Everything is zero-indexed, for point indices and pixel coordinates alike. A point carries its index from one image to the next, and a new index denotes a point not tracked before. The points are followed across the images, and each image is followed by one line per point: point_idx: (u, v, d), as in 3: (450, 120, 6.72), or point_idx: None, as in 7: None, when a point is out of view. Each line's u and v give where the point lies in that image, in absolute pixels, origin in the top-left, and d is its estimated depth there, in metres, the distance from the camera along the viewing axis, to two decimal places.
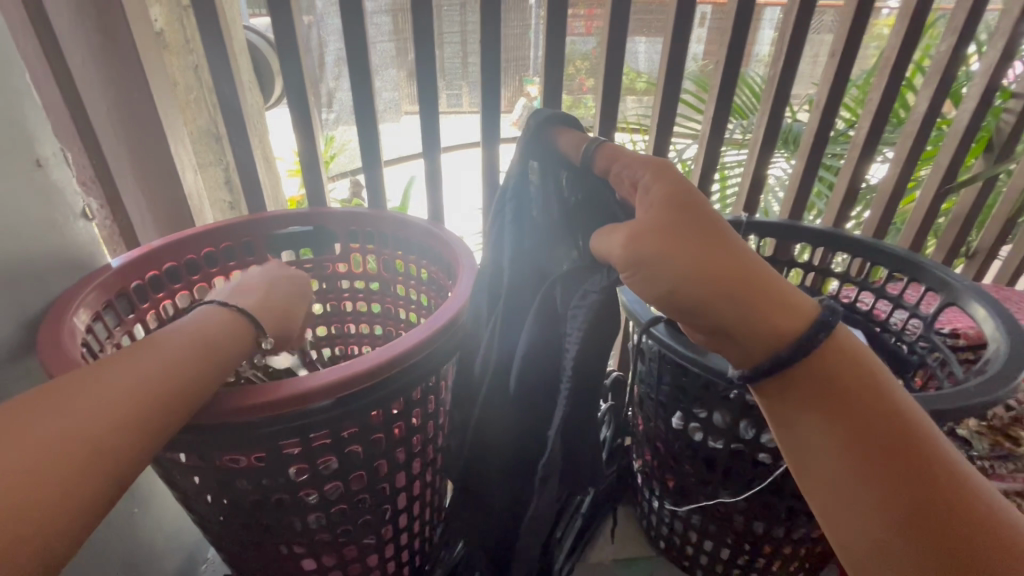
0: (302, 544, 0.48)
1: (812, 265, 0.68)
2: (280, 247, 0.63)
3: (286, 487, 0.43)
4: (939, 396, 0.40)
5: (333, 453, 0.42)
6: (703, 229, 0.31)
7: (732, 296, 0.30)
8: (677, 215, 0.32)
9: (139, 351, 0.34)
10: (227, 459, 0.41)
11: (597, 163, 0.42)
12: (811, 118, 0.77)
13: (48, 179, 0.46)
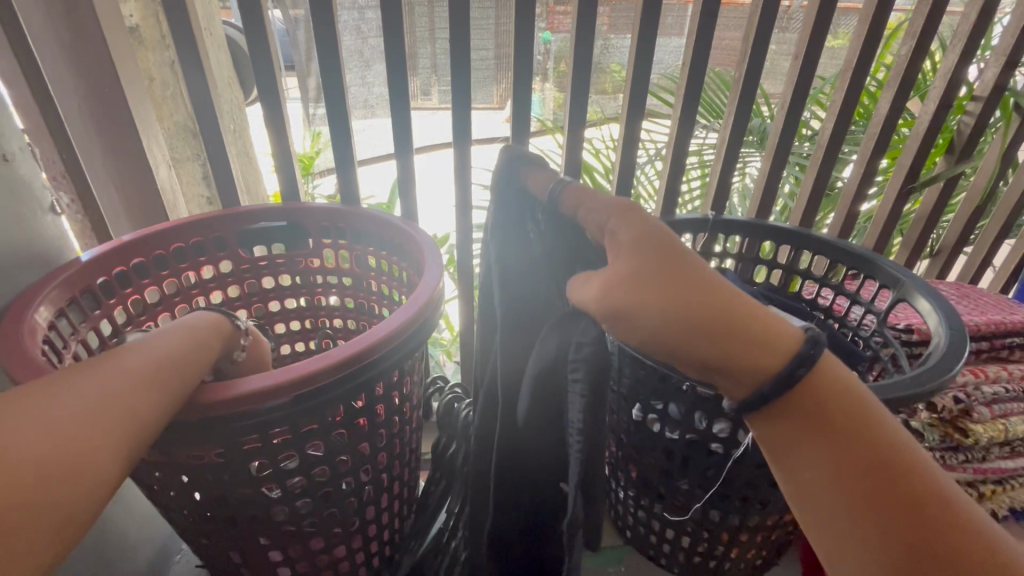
0: (269, 535, 0.49)
1: (777, 263, 0.70)
2: (251, 242, 0.64)
3: (251, 481, 0.44)
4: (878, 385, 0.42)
5: (294, 447, 0.43)
6: (679, 276, 0.34)
7: (712, 337, 0.33)
8: (649, 259, 0.35)
9: (101, 357, 0.35)
10: (188, 455, 0.42)
11: (566, 199, 0.45)
12: (777, 118, 0.79)
13: (14, 173, 0.46)
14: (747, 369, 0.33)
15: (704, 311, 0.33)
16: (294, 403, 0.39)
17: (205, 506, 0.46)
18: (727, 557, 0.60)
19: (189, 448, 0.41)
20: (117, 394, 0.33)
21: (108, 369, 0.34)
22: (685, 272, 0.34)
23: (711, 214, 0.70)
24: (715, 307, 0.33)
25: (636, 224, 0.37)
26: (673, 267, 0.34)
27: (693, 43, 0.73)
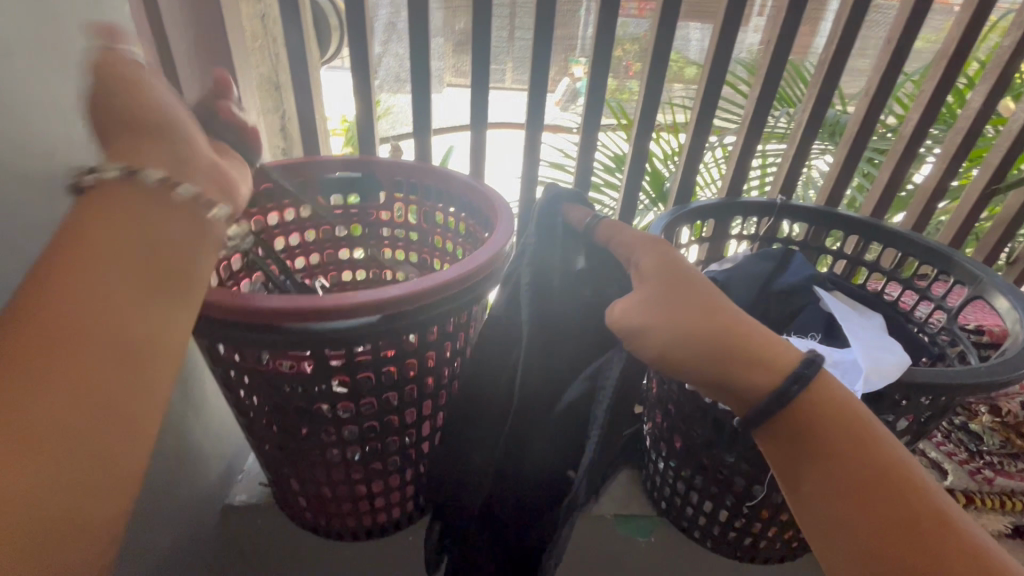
0: (336, 452, 0.52)
1: (843, 254, 0.68)
2: (329, 190, 0.67)
3: (328, 396, 0.47)
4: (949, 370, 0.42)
5: (372, 368, 0.45)
6: (689, 302, 0.38)
7: (718, 356, 0.37)
8: (666, 284, 0.40)
9: (92, 220, 0.30)
10: (274, 362, 0.45)
11: (601, 232, 0.49)
12: (858, 108, 0.77)
13: None
14: (752, 387, 0.36)
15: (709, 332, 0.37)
16: (386, 318, 0.42)
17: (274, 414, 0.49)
18: (765, 534, 0.61)
19: (280, 353, 0.44)
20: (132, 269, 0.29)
21: (109, 236, 0.29)
22: (696, 299, 0.38)
23: (780, 198, 0.69)
24: (728, 331, 0.37)
25: (657, 256, 0.42)
26: (695, 300, 0.38)
27: (779, 23, 0.71)
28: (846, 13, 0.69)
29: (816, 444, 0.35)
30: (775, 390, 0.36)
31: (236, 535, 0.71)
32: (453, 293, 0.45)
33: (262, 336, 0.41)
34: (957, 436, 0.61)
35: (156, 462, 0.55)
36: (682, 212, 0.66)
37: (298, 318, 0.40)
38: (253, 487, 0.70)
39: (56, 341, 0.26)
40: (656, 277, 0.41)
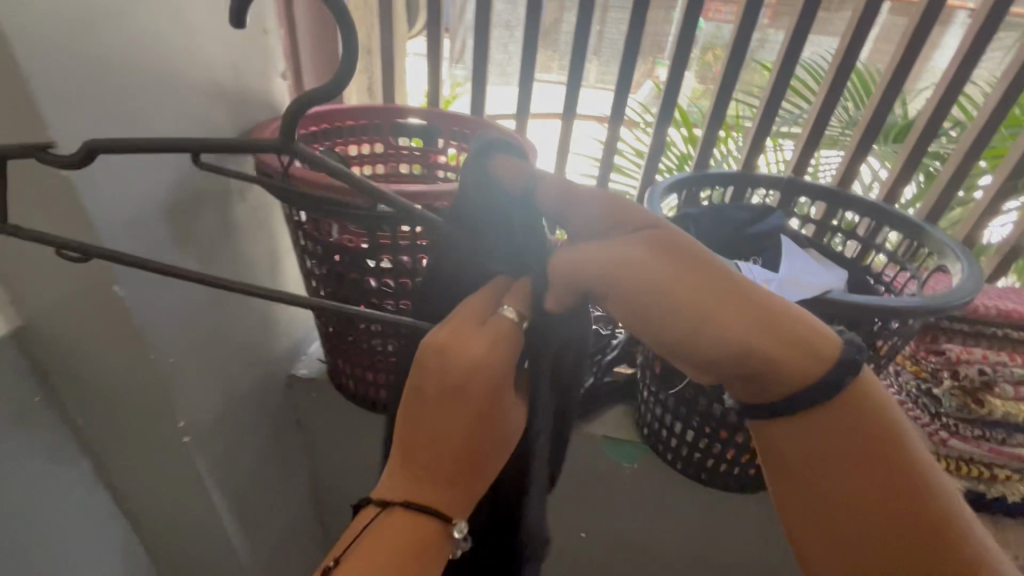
0: (378, 324, 0.68)
1: (853, 235, 0.73)
2: (399, 133, 0.82)
3: (374, 271, 0.62)
4: (873, 301, 0.50)
5: (409, 253, 0.59)
6: (711, 286, 0.37)
7: (752, 337, 0.36)
8: (658, 281, 0.37)
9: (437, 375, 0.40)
10: (341, 234, 0.61)
11: (551, 195, 0.40)
12: (879, 101, 0.81)
13: (267, 43, 0.66)
14: (798, 374, 0.37)
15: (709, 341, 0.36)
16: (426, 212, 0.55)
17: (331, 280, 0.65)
18: (724, 458, 0.70)
19: (347, 229, 0.60)
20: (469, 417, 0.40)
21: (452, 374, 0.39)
22: (689, 298, 0.37)
23: (789, 175, 0.76)
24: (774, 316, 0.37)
25: (641, 235, 0.39)
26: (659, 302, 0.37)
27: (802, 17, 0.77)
28: (868, 10, 0.74)
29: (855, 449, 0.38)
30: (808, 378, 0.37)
31: (299, 407, 0.88)
32: None
33: (333, 212, 0.55)
34: (920, 398, 0.67)
35: (250, 322, 0.72)
36: (697, 176, 0.75)
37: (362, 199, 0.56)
38: (314, 364, 0.87)
39: (431, 461, 0.41)
40: (640, 268, 0.37)
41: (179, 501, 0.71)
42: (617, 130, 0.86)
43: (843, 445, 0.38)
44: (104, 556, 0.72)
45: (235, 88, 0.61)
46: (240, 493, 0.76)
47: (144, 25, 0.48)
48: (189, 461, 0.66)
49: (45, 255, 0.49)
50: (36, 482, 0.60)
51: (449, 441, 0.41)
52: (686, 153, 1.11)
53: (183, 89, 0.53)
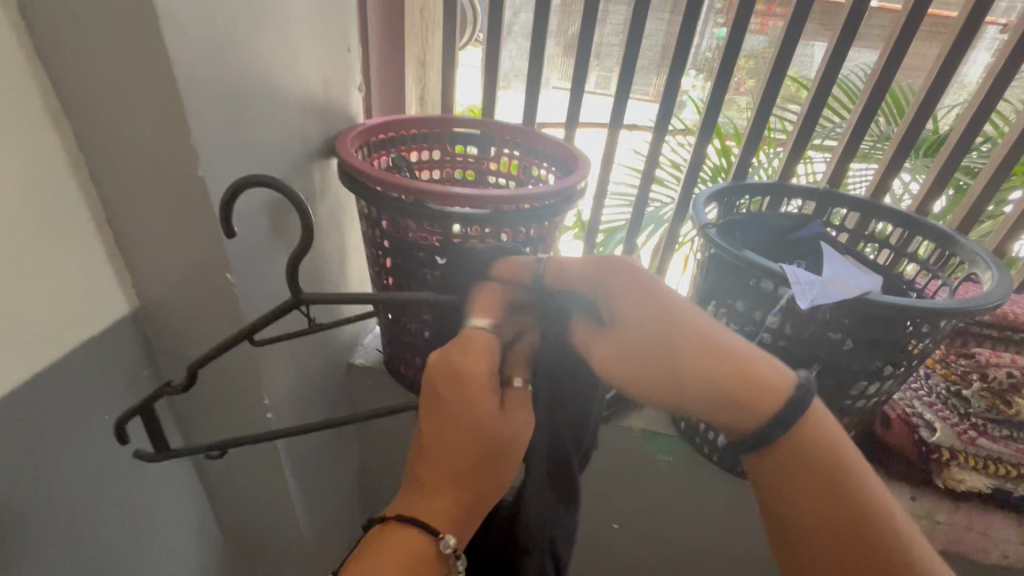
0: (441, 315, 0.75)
1: (886, 243, 0.78)
2: (456, 141, 0.88)
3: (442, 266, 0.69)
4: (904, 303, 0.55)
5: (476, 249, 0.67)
6: (677, 350, 0.46)
7: (712, 389, 0.46)
8: (632, 338, 0.47)
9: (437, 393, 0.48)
10: (416, 233, 0.68)
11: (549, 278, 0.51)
12: (912, 118, 0.86)
13: (349, 59, 0.73)
14: (754, 410, 0.47)
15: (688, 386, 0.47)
16: (494, 212, 0.63)
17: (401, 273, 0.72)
18: None
19: (421, 229, 0.67)
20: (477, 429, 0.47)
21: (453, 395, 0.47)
22: (652, 349, 0.47)
23: (823, 187, 0.81)
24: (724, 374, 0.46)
25: (617, 304, 0.48)
26: (645, 348, 0.47)
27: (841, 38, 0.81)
28: (904, 32, 0.79)
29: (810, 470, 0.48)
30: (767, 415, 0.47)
31: (354, 393, 0.95)
32: (539, 204, 0.66)
33: (416, 211, 0.64)
34: (949, 400, 0.71)
35: (320, 311, 0.79)
36: (736, 186, 0.80)
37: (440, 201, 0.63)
38: (369, 354, 0.93)
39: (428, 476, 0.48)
40: (625, 325, 0.48)
41: (252, 473, 0.78)
42: (658, 141, 0.92)
43: (799, 468, 0.48)
44: (183, 518, 0.80)
45: (322, 100, 0.68)
46: (304, 468, 0.83)
47: (263, 47, 0.55)
48: (267, 436, 0.72)
49: (167, 245, 0.56)
50: (137, 446, 0.68)
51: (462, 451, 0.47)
52: (720, 165, 1.15)
53: (285, 101, 0.60)
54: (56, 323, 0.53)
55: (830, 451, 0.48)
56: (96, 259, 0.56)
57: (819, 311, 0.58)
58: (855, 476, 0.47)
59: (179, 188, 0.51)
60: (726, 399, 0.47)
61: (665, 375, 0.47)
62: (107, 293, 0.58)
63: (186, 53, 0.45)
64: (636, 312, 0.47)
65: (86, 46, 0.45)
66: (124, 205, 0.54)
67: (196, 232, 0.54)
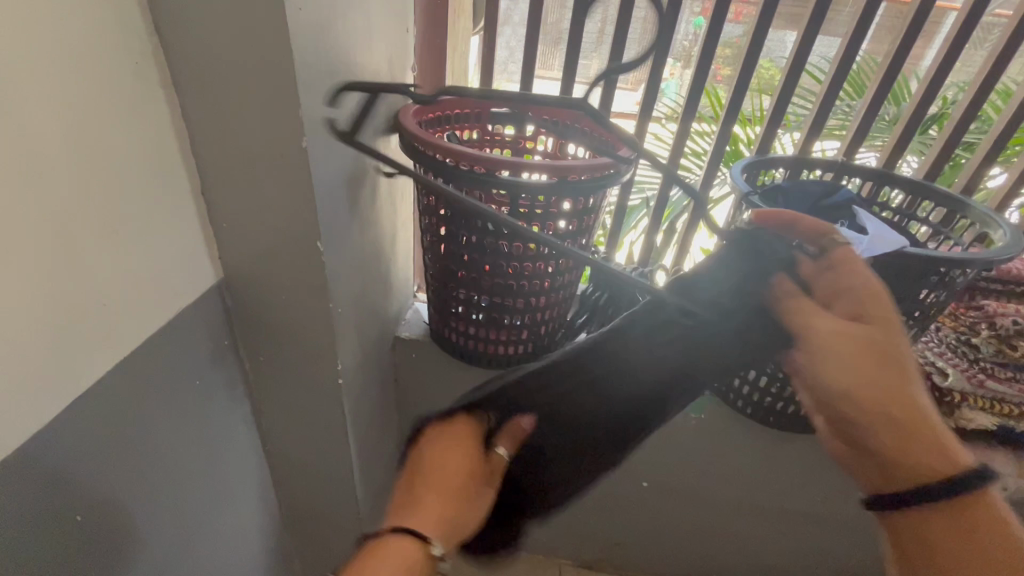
0: (499, 282, 0.80)
1: (899, 209, 0.85)
2: (497, 120, 0.92)
3: (503, 235, 0.74)
4: (931, 254, 0.62)
5: (538, 217, 0.72)
6: (888, 372, 0.47)
7: (906, 425, 0.48)
8: (874, 338, 0.48)
9: None
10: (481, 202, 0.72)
11: (834, 254, 0.53)
12: (918, 97, 0.94)
13: (407, 41, 0.76)
14: (925, 466, 0.48)
15: (885, 396, 0.47)
16: (559, 181, 0.68)
17: (462, 241, 0.77)
18: (791, 399, 0.81)
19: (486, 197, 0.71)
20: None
21: None
22: (881, 378, 0.47)
23: (841, 158, 0.88)
24: (919, 420, 0.48)
25: (860, 321, 0.49)
26: (881, 369, 0.47)
27: (857, 22, 0.88)
28: (914, 18, 0.86)
29: (971, 536, 0.47)
30: (946, 473, 0.47)
31: (399, 366, 0.99)
32: (597, 174, 0.71)
33: (484, 181, 0.68)
34: (960, 348, 0.78)
35: (378, 284, 0.82)
36: (760, 159, 0.87)
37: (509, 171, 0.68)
38: (415, 330, 0.97)
39: None
40: (871, 339, 0.48)
41: (317, 440, 0.82)
42: (687, 122, 0.98)
43: (962, 530, 0.48)
44: (250, 486, 0.83)
45: (388, 80, 0.71)
46: (362, 436, 0.87)
47: (350, 25, 0.58)
48: (336, 403, 0.76)
49: (260, 214, 0.59)
50: (218, 414, 0.71)
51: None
52: (736, 150, 1.20)
53: (363, 78, 0.63)
54: (158, 287, 0.56)
55: (996, 514, 0.48)
56: (192, 228, 0.59)
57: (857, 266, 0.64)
58: (1005, 541, 0.47)
59: (281, 158, 0.54)
60: (894, 438, 0.48)
61: (879, 382, 0.47)
62: (199, 261, 0.61)
63: (299, 26, 0.48)
64: (891, 324, 0.49)
65: (206, 23, 0.48)
66: (222, 175, 0.57)
67: (291, 201, 0.57)
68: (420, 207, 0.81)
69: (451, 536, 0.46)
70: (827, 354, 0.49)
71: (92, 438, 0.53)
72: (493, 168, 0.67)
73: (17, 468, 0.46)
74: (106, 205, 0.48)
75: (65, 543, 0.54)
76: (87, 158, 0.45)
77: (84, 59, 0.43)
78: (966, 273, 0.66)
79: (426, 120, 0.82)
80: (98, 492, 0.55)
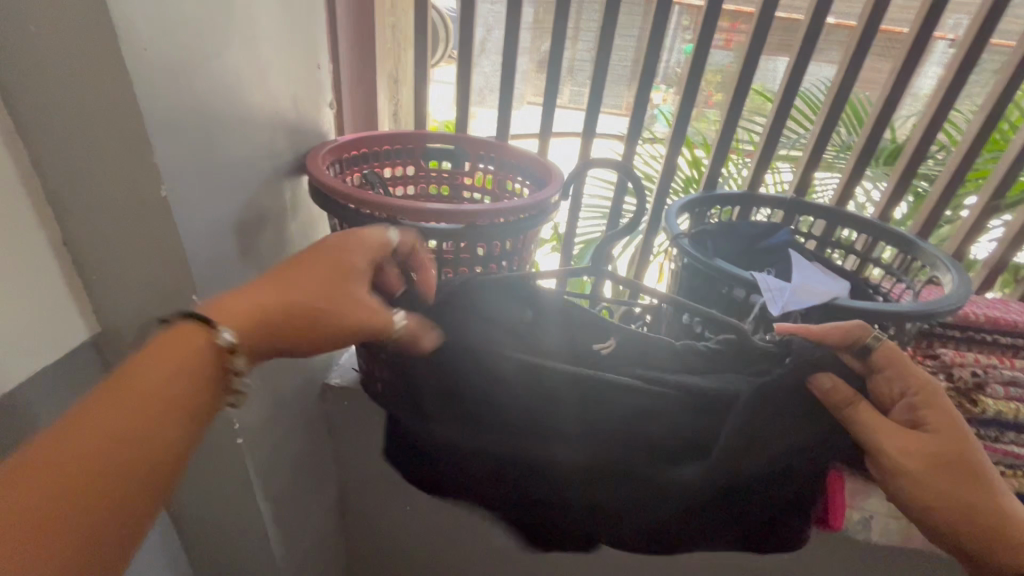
0: None
1: (854, 249, 0.80)
2: (431, 156, 0.87)
3: None
4: (865, 308, 0.56)
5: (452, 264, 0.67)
6: (955, 470, 0.48)
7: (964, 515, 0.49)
8: (933, 446, 0.48)
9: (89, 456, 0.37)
10: None
11: (879, 358, 0.50)
12: (869, 128, 0.90)
13: (320, 76, 0.73)
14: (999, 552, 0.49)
15: (950, 489, 0.48)
16: (469, 226, 0.64)
17: None
18: None
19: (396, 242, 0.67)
20: (209, 385, 0.43)
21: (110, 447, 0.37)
22: (953, 480, 0.48)
23: (791, 196, 0.83)
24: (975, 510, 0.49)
25: (913, 417, 0.50)
26: (929, 467, 0.48)
27: (798, 51, 0.85)
28: (855, 48, 0.83)
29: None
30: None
31: (330, 415, 0.93)
32: (514, 217, 0.66)
33: (387, 226, 0.63)
34: None
35: None
36: (707, 196, 0.82)
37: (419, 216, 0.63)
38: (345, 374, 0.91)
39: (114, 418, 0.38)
40: (928, 439, 0.49)
41: (225, 500, 0.75)
42: (632, 147, 0.96)
43: None
44: (152, 552, 0.76)
45: (293, 117, 0.68)
46: (280, 493, 0.80)
47: (230, 64, 0.54)
48: (240, 463, 0.70)
49: (131, 265, 0.54)
50: None
51: (44, 474, 0.35)
52: (692, 176, 1.15)
53: (253, 117, 0.59)
54: (8, 348, 0.50)
55: None
56: (53, 280, 0.54)
57: (791, 317, 0.59)
58: None
59: (143, 207, 0.50)
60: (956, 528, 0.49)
61: (934, 479, 0.48)
62: (67, 315, 0.56)
63: (147, 67, 0.44)
64: (948, 423, 0.49)
65: (45, 64, 0.44)
66: (85, 224, 0.52)
67: (163, 252, 0.53)
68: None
69: (254, 337, 0.45)
70: (901, 460, 0.48)
71: None
72: (395, 212, 0.63)
73: None
74: None
75: None
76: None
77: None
78: (918, 323, 0.61)
79: (346, 158, 0.78)
80: None
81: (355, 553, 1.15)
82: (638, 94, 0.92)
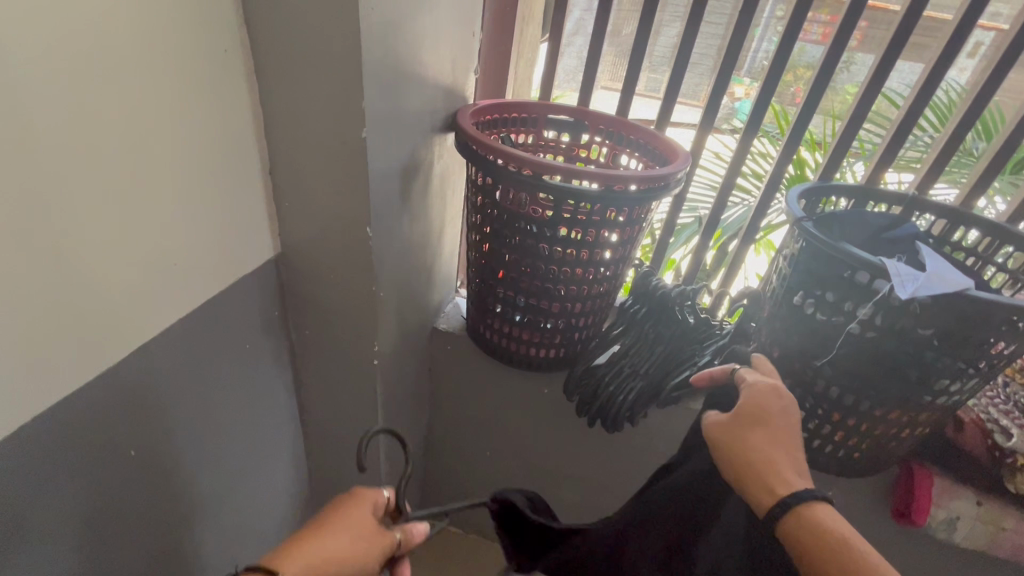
0: (538, 283, 0.81)
1: (976, 252, 0.80)
2: (553, 127, 0.93)
3: (545, 237, 0.75)
4: (992, 302, 0.58)
5: (579, 227, 0.74)
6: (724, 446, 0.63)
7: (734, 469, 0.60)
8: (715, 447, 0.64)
9: None
10: (526, 205, 0.74)
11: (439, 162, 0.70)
12: (1008, 131, 0.87)
13: (473, 43, 0.80)
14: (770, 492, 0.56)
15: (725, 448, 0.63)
16: (607, 190, 0.70)
17: (506, 241, 0.79)
18: (831, 438, 0.77)
19: (531, 200, 0.74)
20: None
21: None
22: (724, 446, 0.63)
23: (913, 192, 0.82)
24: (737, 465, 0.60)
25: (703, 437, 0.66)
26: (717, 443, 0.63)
27: (943, 48, 0.84)
28: (1009, 44, 0.80)
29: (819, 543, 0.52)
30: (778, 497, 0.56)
31: (434, 354, 1.03)
32: (642, 186, 0.71)
33: (527, 180, 0.69)
34: None
35: (422, 272, 0.86)
36: (820, 186, 0.82)
37: (560, 176, 0.69)
38: (452, 321, 1.01)
39: None
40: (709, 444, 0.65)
41: (350, 415, 0.86)
42: (750, 135, 0.97)
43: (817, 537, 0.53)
44: (285, 448, 0.89)
45: (450, 80, 0.75)
46: (391, 415, 0.91)
47: (420, 25, 0.61)
48: (371, 381, 0.80)
49: (320, 195, 0.63)
50: (266, 381, 0.76)
51: None
52: (799, 174, 1.20)
53: (427, 74, 0.67)
54: (224, 252, 0.61)
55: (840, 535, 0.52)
56: (257, 204, 0.64)
57: (914, 305, 0.61)
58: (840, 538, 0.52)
59: (343, 144, 0.58)
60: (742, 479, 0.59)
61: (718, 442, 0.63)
62: (261, 233, 0.66)
63: (370, 20, 0.51)
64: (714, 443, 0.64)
65: (288, 14, 0.52)
66: (289, 155, 0.62)
67: (348, 187, 0.61)
68: (469, 203, 0.83)
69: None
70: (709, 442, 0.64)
71: (156, 389, 0.57)
72: (541, 168, 0.68)
73: (85, 405, 0.50)
74: (183, 170, 0.53)
75: (132, 480, 0.59)
76: (171, 121, 0.50)
77: (174, 39, 0.48)
78: None
79: (485, 120, 0.85)
80: (155, 439, 0.60)
81: (432, 487, 1.26)
82: (762, 84, 0.93)
